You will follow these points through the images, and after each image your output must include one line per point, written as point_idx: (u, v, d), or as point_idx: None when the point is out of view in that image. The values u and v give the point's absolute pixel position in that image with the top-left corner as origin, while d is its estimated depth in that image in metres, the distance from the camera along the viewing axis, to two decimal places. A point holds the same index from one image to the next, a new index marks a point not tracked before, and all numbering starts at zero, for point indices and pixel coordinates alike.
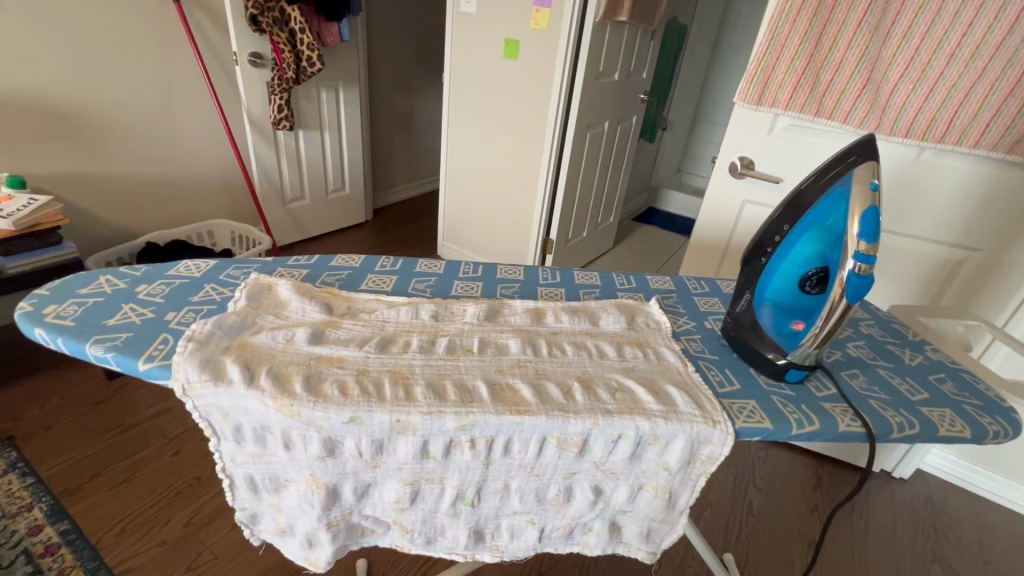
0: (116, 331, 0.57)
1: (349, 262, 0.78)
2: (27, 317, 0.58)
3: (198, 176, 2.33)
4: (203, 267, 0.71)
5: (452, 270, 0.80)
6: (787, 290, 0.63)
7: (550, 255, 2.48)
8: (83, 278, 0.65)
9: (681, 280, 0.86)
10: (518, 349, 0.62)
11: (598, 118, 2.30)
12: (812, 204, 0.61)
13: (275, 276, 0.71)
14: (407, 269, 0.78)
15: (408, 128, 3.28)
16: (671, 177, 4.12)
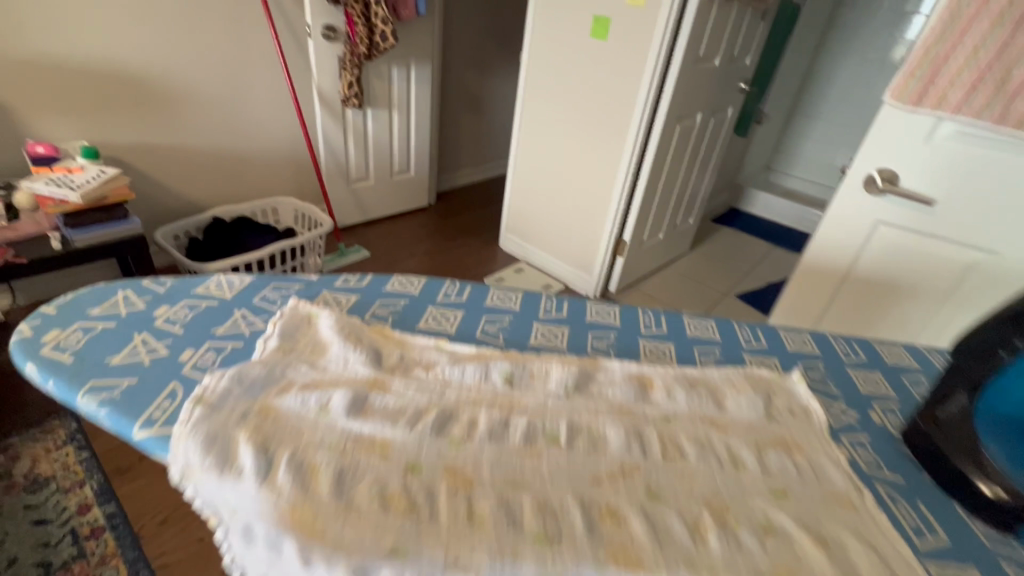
0: (117, 375, 0.65)
1: (410, 288, 0.87)
2: (37, 346, 0.68)
3: (268, 153, 2.31)
4: (230, 291, 0.81)
5: (526, 309, 0.85)
6: None
7: (621, 257, 2.27)
8: (103, 294, 0.78)
9: (822, 338, 0.96)
10: (620, 446, 0.62)
11: (690, 109, 2.05)
12: None
13: (319, 304, 0.80)
14: (480, 306, 0.85)
15: (479, 110, 3.13)
16: (759, 176, 3.72)
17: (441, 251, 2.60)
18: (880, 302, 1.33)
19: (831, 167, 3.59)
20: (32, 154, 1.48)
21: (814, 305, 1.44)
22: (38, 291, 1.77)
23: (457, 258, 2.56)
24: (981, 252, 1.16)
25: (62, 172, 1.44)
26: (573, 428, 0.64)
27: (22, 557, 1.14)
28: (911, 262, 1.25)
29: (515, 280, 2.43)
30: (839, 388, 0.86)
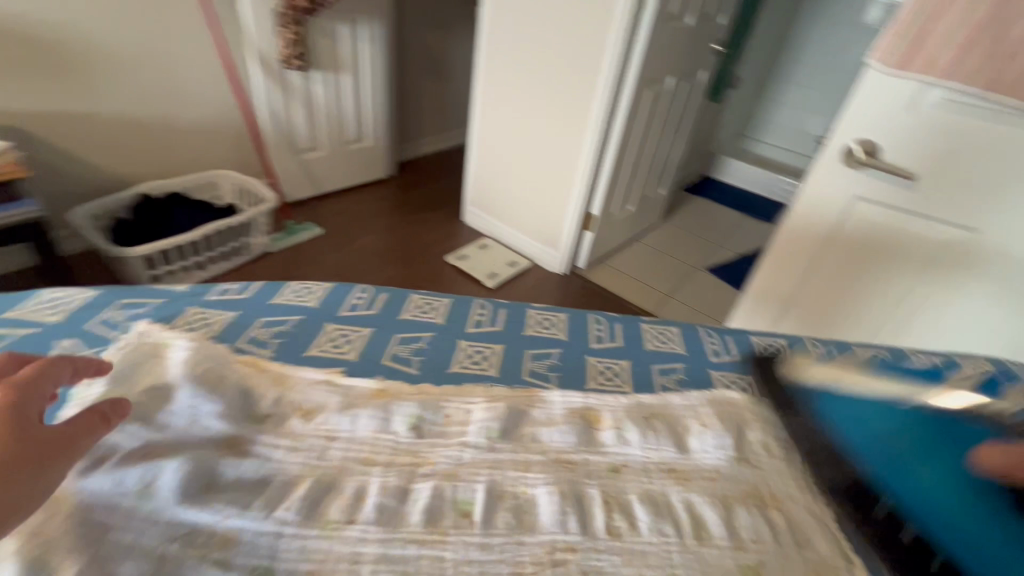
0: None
1: (303, 300, 0.90)
2: None
3: (202, 121, 2.08)
4: (62, 316, 0.79)
5: (449, 325, 0.89)
6: None
7: (590, 232, 2.17)
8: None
9: (800, 340, 0.97)
10: (553, 523, 0.57)
11: (660, 73, 1.91)
12: None
13: (172, 328, 0.78)
14: (396, 323, 0.88)
15: (439, 72, 2.91)
16: (732, 144, 3.63)
17: (400, 227, 2.45)
18: (854, 280, 1.27)
19: (804, 134, 3.51)
20: None
21: (786, 283, 1.37)
22: None
23: (418, 234, 2.41)
24: (960, 229, 1.09)
25: None
26: (493, 491, 0.60)
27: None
28: (888, 239, 1.17)
29: (478, 257, 2.31)
30: (818, 404, 0.85)
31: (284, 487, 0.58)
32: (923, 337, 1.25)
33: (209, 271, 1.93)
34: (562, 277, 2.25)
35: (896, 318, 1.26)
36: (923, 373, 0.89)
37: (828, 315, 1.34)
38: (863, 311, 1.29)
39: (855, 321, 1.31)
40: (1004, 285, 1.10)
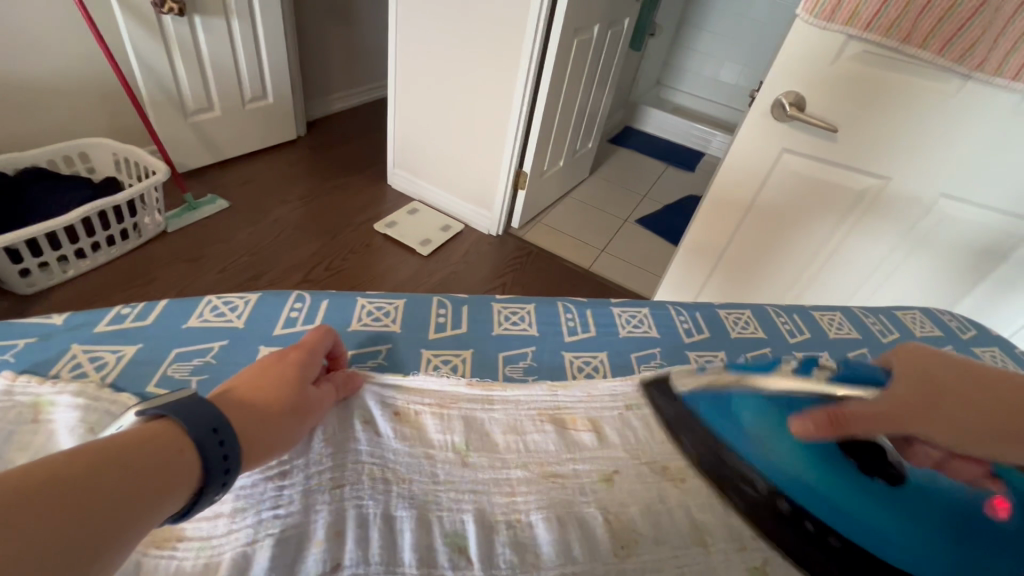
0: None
1: (226, 319, 0.77)
2: None
3: (58, 79, 1.73)
4: None
5: (410, 332, 0.81)
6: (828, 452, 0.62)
7: (522, 190, 2.12)
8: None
9: (761, 310, 1.00)
10: (553, 559, 0.54)
11: (586, 21, 1.84)
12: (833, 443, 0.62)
13: (52, 377, 0.63)
14: (350, 337, 0.78)
15: (345, 17, 2.62)
16: (651, 92, 3.67)
17: (320, 194, 2.24)
18: (778, 231, 1.34)
19: (717, 82, 3.61)
20: None
21: (719, 236, 1.42)
22: None
23: (340, 202, 2.23)
24: (874, 177, 1.16)
25: None
26: (483, 520, 0.57)
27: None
28: (810, 190, 1.23)
29: (409, 222, 2.19)
30: None
31: (237, 553, 0.49)
32: (838, 278, 1.36)
33: (92, 260, 1.66)
34: (498, 239, 2.20)
35: (816, 261, 1.35)
36: (865, 339, 0.96)
37: (755, 263, 1.42)
38: (786, 257, 1.37)
39: (778, 266, 1.40)
40: (907, 227, 1.20)
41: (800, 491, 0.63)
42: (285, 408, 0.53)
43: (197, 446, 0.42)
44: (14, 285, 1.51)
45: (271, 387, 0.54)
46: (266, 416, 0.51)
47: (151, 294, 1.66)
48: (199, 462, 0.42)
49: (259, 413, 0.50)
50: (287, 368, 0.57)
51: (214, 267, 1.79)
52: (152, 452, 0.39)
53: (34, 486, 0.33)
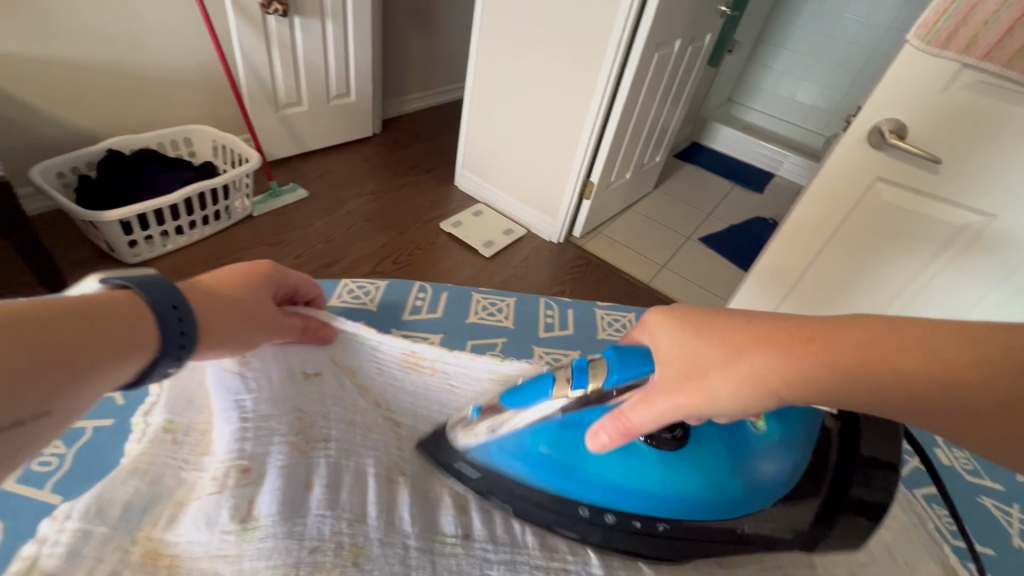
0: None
1: (361, 300, 0.85)
2: None
3: (174, 69, 1.90)
4: None
5: (522, 328, 0.86)
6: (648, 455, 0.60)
7: (588, 200, 2.12)
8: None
9: None
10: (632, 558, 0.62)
11: (669, 36, 1.84)
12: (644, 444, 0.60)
13: None
14: (466, 328, 0.84)
15: (427, 22, 2.73)
16: (721, 109, 3.59)
17: (391, 190, 2.34)
18: (864, 260, 1.28)
19: (792, 103, 3.49)
20: None
21: (796, 261, 1.37)
22: None
23: (410, 198, 2.32)
24: (978, 214, 1.10)
25: None
26: None
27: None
28: (903, 221, 1.19)
29: (473, 223, 2.25)
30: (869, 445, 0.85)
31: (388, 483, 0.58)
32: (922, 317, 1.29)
33: (186, 237, 1.80)
34: (559, 246, 2.22)
35: (901, 295, 1.29)
36: None
37: (835, 290, 1.36)
38: (870, 285, 1.31)
39: (857, 294, 1.35)
40: (1006, 267, 1.14)
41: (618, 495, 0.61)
42: (246, 310, 0.53)
43: (155, 317, 0.42)
44: (122, 255, 1.66)
45: (239, 293, 0.54)
46: (230, 315, 0.51)
47: None
48: (159, 332, 0.42)
49: (225, 309, 0.51)
50: (258, 275, 0.58)
51: (293, 253, 1.90)
52: (104, 317, 0.39)
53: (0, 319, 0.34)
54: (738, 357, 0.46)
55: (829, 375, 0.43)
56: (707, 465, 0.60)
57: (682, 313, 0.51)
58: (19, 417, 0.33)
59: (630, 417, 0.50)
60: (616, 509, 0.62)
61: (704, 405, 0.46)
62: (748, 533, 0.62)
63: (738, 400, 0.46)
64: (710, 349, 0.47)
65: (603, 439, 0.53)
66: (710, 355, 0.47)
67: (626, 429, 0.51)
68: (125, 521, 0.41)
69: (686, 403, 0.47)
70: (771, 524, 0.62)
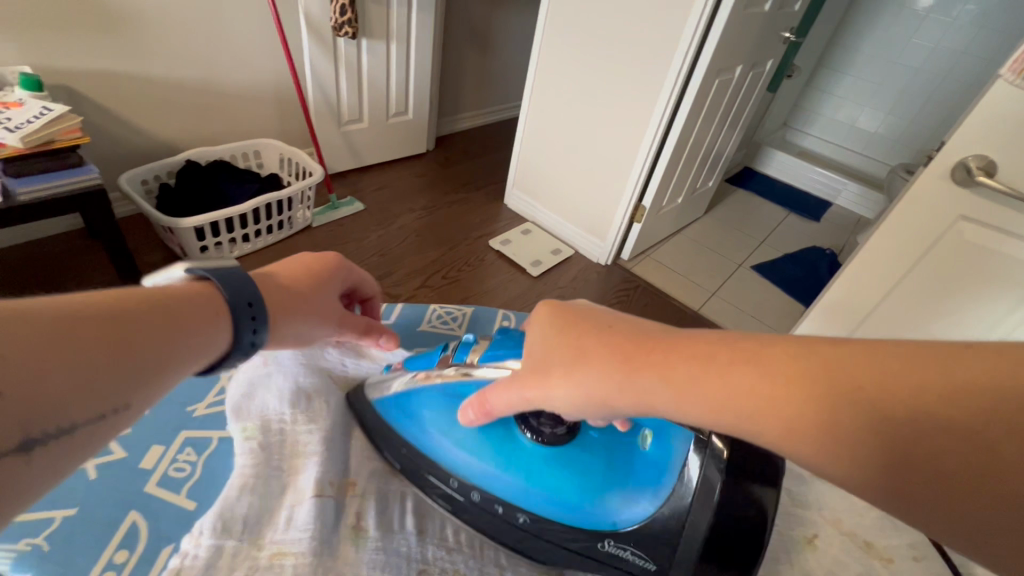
0: (48, 507, 0.59)
1: (450, 328, 0.92)
2: None
3: (249, 86, 2.02)
4: None
5: None
6: (530, 451, 0.63)
7: (638, 223, 2.11)
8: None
9: None
10: None
11: (731, 62, 1.82)
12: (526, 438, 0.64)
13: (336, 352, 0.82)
14: None
15: (484, 44, 2.80)
16: (776, 133, 3.50)
17: (443, 206, 2.40)
18: (940, 301, 1.22)
19: (852, 129, 3.37)
20: None
21: (866, 297, 1.31)
22: None
23: (460, 214, 2.36)
24: None
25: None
26: None
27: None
28: (984, 261, 1.12)
29: (522, 242, 2.27)
30: None
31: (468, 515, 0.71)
32: None
33: (252, 245, 1.89)
34: (606, 268, 2.20)
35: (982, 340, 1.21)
36: None
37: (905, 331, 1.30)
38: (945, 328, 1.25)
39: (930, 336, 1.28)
40: None
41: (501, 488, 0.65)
42: (299, 301, 0.57)
43: (231, 312, 0.47)
44: None
45: (294, 287, 0.58)
46: (291, 300, 0.56)
47: None
48: (230, 330, 0.47)
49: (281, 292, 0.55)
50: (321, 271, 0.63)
51: None
52: (189, 314, 0.44)
53: (98, 312, 0.37)
54: (579, 358, 0.46)
55: (670, 394, 0.41)
56: (584, 468, 0.61)
57: (562, 312, 0.51)
58: (114, 405, 0.36)
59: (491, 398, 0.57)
60: (507, 501, 0.64)
61: (544, 398, 0.50)
62: (614, 551, 0.58)
63: (572, 400, 0.47)
64: (561, 353, 0.48)
65: (470, 415, 0.61)
66: (560, 357, 0.48)
67: (483, 408, 0.59)
68: (247, 532, 0.55)
69: (524, 395, 0.52)
70: (638, 549, 0.56)
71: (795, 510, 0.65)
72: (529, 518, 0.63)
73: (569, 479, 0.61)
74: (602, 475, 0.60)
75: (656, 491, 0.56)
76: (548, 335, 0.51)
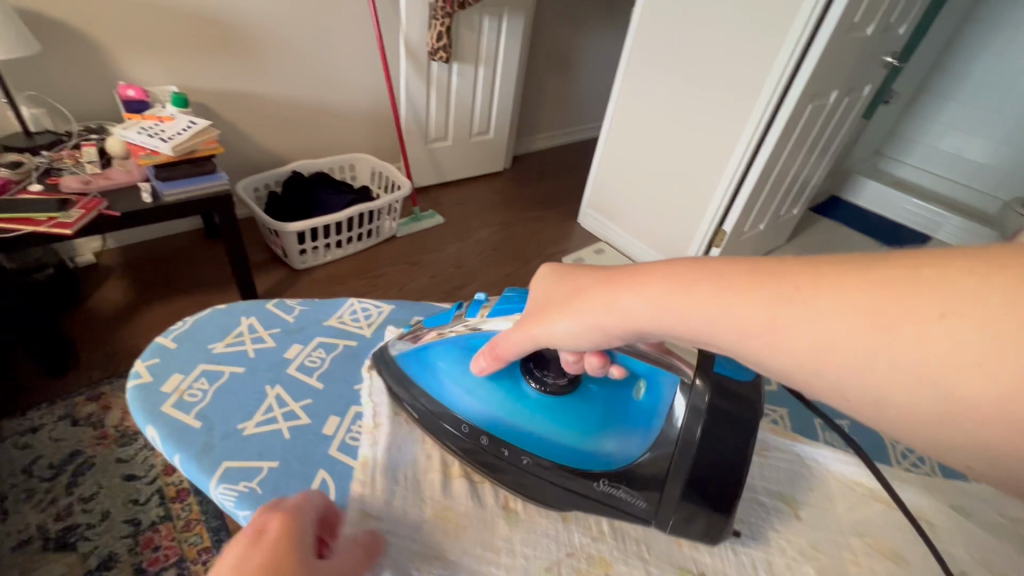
0: (255, 457, 0.61)
1: None
2: (152, 398, 0.66)
3: (349, 104, 2.19)
4: (371, 320, 0.82)
5: None
6: (529, 399, 0.61)
7: (717, 248, 2.06)
8: (228, 325, 0.77)
9: None
10: None
11: (826, 87, 1.76)
12: (529, 388, 0.61)
13: None
14: None
15: (566, 68, 2.87)
16: (867, 162, 3.32)
17: (518, 223, 2.46)
18: None
19: (957, 159, 3.12)
20: (125, 99, 1.50)
21: None
22: (128, 236, 1.82)
23: (534, 232, 2.41)
24: None
25: (154, 121, 1.45)
26: None
27: (106, 541, 1.09)
28: None
29: (595, 261, 2.27)
30: None
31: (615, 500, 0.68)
32: None
33: (343, 250, 2.04)
34: None
35: None
36: None
37: None
38: None
39: None
40: None
41: (498, 428, 0.62)
42: None
43: None
44: (293, 260, 1.91)
45: None
46: None
47: (381, 286, 1.97)
48: None
49: None
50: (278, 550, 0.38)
51: (428, 273, 2.06)
52: None
53: None
54: (574, 295, 0.46)
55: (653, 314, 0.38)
56: (586, 413, 0.60)
57: (560, 266, 0.52)
58: None
59: (503, 346, 0.55)
60: (507, 443, 0.61)
61: (542, 335, 0.48)
62: (607, 490, 0.58)
63: (574, 336, 0.45)
64: (560, 291, 0.48)
65: (482, 363, 0.59)
66: (561, 293, 0.48)
67: (495, 353, 0.56)
68: (416, 493, 0.59)
69: (529, 334, 0.50)
70: (629, 487, 0.57)
71: (941, 545, 0.60)
72: (531, 461, 0.60)
73: (573, 424, 0.60)
74: (604, 427, 0.59)
75: (649, 426, 0.58)
76: (550, 281, 0.50)
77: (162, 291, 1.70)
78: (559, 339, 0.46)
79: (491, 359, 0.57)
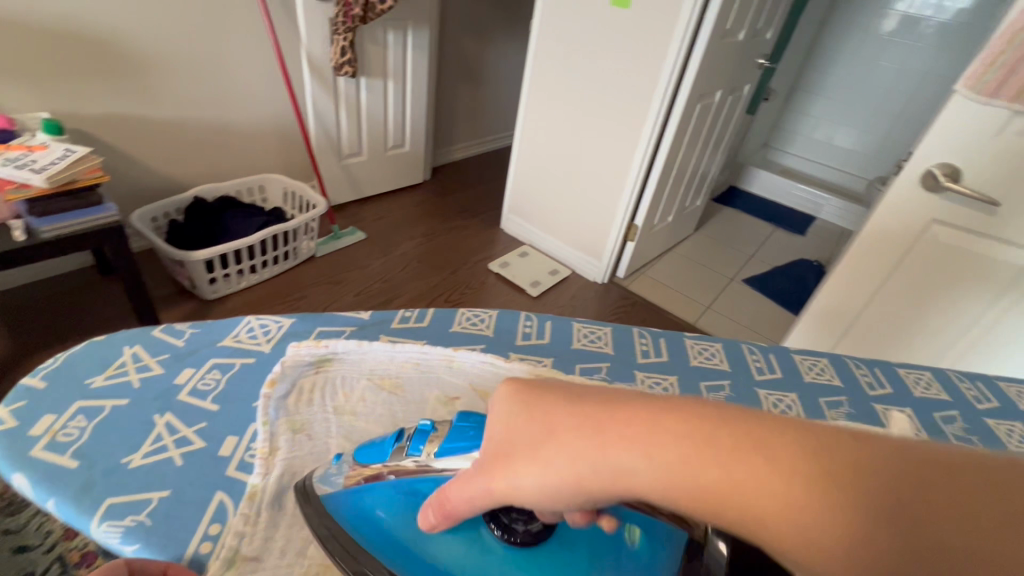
0: (142, 489, 0.58)
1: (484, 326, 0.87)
2: (18, 444, 0.61)
3: (253, 124, 2.10)
4: (270, 336, 0.79)
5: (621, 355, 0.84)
6: (496, 556, 0.49)
7: (632, 242, 2.18)
8: (108, 357, 0.72)
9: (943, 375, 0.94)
10: None
11: (710, 87, 1.93)
12: (496, 542, 0.50)
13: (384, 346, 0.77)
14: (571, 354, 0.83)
15: (476, 79, 2.93)
16: (757, 154, 3.66)
17: (441, 233, 2.46)
18: (922, 299, 1.32)
19: (831, 147, 3.52)
20: None
21: (853, 302, 1.41)
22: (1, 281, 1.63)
23: (459, 241, 2.43)
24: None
25: (22, 151, 1.30)
26: None
27: None
28: (956, 261, 1.23)
29: (520, 264, 2.33)
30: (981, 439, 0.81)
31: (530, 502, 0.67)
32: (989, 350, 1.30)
33: (258, 274, 1.94)
34: (603, 286, 2.27)
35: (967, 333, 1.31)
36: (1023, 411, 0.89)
37: (896, 332, 1.39)
38: (930, 326, 1.34)
39: (918, 337, 1.37)
40: None
41: None
42: None
43: None
44: (202, 291, 1.79)
45: None
46: None
47: (303, 307, 1.90)
48: None
49: None
50: None
51: (353, 291, 2.02)
52: None
53: None
54: (546, 437, 0.38)
55: (659, 480, 0.32)
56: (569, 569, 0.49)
57: (520, 385, 0.43)
58: None
59: (452, 496, 0.45)
60: None
61: (508, 492, 0.39)
62: None
63: (543, 491, 0.37)
64: (525, 428, 0.40)
65: (430, 518, 0.49)
66: (526, 432, 0.40)
67: (445, 509, 0.47)
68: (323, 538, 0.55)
69: (490, 490, 0.41)
70: None
71: None
72: None
73: None
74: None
75: None
76: (513, 410, 0.42)
77: (47, 338, 1.53)
78: (526, 497, 0.38)
79: (440, 514, 0.48)
